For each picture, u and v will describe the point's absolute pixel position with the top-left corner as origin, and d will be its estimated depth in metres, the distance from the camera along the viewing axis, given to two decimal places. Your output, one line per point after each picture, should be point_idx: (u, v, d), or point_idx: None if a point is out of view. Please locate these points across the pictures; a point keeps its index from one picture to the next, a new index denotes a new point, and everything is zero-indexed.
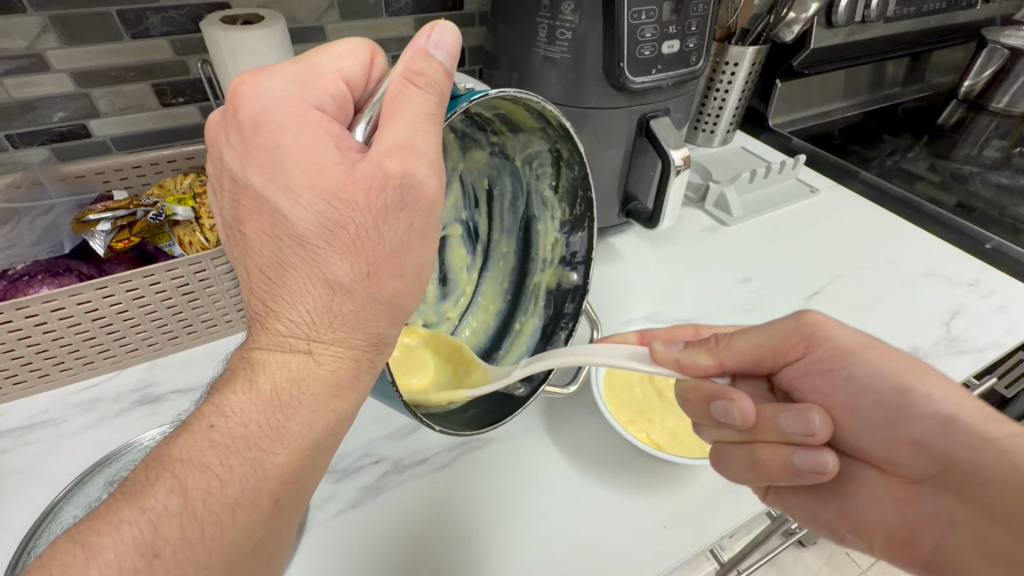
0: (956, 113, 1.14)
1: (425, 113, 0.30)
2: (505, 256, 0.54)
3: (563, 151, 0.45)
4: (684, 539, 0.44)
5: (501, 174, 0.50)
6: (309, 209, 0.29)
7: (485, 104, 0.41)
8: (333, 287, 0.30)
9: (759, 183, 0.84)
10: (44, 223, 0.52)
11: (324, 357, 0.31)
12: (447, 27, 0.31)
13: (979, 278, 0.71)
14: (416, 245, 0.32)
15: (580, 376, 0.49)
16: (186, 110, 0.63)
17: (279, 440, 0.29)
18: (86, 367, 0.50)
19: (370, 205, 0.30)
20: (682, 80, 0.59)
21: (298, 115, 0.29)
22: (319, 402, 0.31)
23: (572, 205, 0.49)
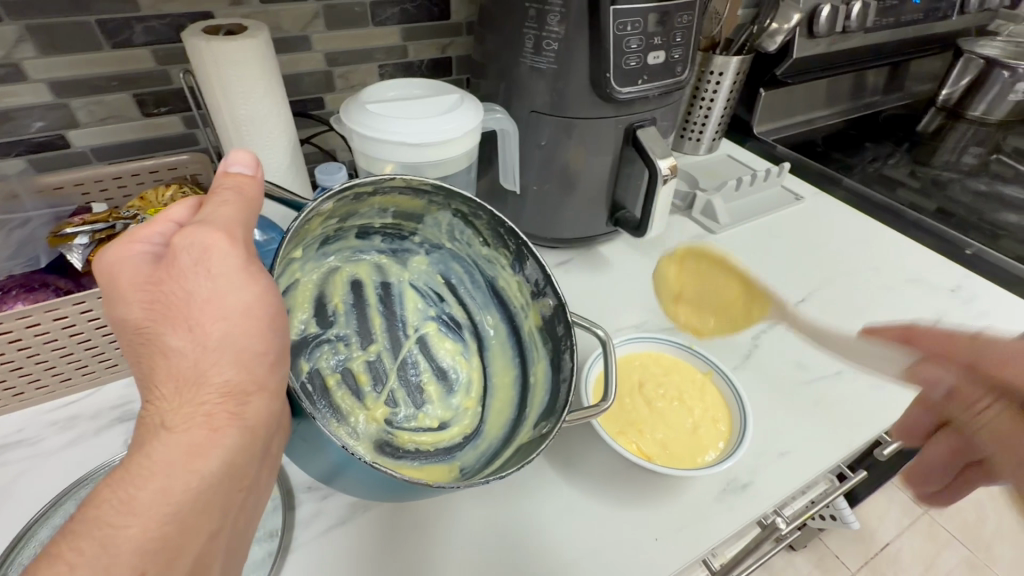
0: (935, 121, 1.17)
1: (229, 202, 0.35)
2: (495, 329, 0.55)
3: (460, 206, 0.48)
4: (675, 552, 0.43)
5: (449, 263, 0.55)
6: (135, 304, 0.31)
7: (374, 209, 0.48)
8: (169, 354, 0.31)
9: (745, 191, 0.85)
10: (20, 236, 0.52)
11: (175, 421, 0.29)
12: (241, 149, 0.38)
13: (960, 283, 0.72)
14: (231, 286, 0.32)
15: (612, 388, 0.43)
16: (169, 120, 0.62)
17: (131, 511, 0.26)
18: (63, 384, 0.49)
19: (176, 274, 0.32)
20: (669, 90, 0.60)
21: (128, 247, 0.33)
22: (171, 464, 0.28)
23: (506, 244, 0.50)
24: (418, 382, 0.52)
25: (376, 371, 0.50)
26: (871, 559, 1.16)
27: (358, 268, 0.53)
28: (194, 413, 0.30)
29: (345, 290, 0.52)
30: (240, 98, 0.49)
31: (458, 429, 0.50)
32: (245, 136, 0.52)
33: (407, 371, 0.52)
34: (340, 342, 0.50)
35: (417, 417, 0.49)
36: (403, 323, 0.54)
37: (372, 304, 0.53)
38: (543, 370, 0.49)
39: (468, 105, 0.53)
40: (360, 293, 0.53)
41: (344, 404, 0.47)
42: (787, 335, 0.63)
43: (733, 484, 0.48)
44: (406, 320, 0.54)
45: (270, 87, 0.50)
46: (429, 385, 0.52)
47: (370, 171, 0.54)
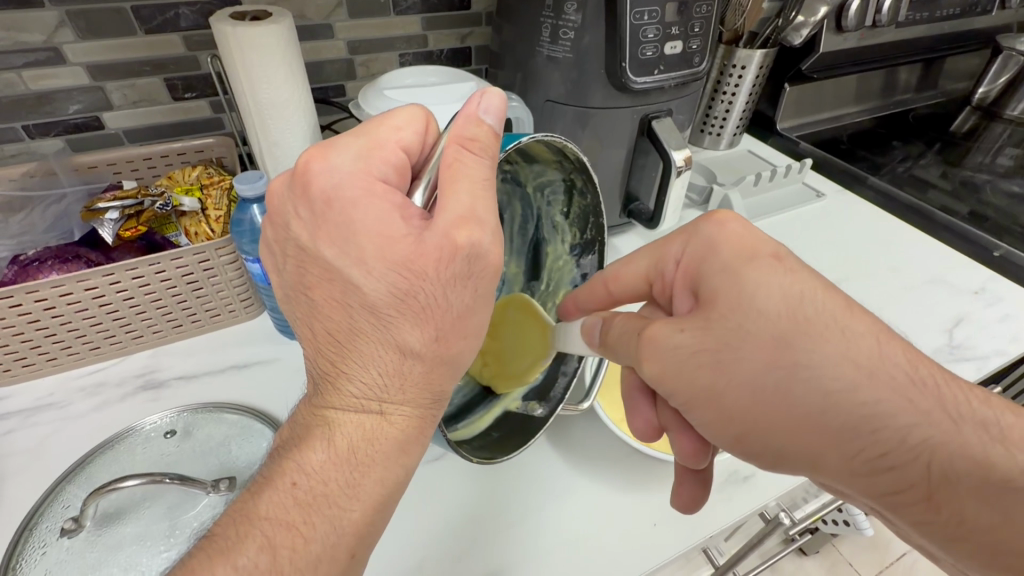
0: (969, 120, 1.13)
1: (483, 179, 0.30)
2: (512, 277, 0.52)
3: (578, 182, 0.45)
4: (675, 538, 0.44)
5: (511, 201, 0.48)
6: (385, 283, 0.30)
7: None
8: (403, 349, 0.31)
9: (764, 187, 0.84)
10: (56, 211, 0.53)
11: (395, 416, 0.32)
12: (495, 92, 0.31)
13: (985, 286, 0.70)
14: (481, 307, 0.33)
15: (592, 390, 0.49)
16: (196, 105, 0.64)
17: (355, 497, 0.31)
18: (93, 352, 0.51)
19: (441, 277, 0.30)
20: (685, 81, 0.59)
21: (364, 189, 0.29)
22: (392, 458, 0.32)
23: (583, 230, 0.49)
24: None
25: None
26: (886, 568, 1.14)
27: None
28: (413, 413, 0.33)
29: None
30: (263, 83, 0.51)
31: None
32: (267, 122, 0.53)
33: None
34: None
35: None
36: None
37: None
38: None
39: None
40: None
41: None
42: None
43: (734, 474, 0.48)
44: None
45: (291, 74, 0.52)
46: None
47: None
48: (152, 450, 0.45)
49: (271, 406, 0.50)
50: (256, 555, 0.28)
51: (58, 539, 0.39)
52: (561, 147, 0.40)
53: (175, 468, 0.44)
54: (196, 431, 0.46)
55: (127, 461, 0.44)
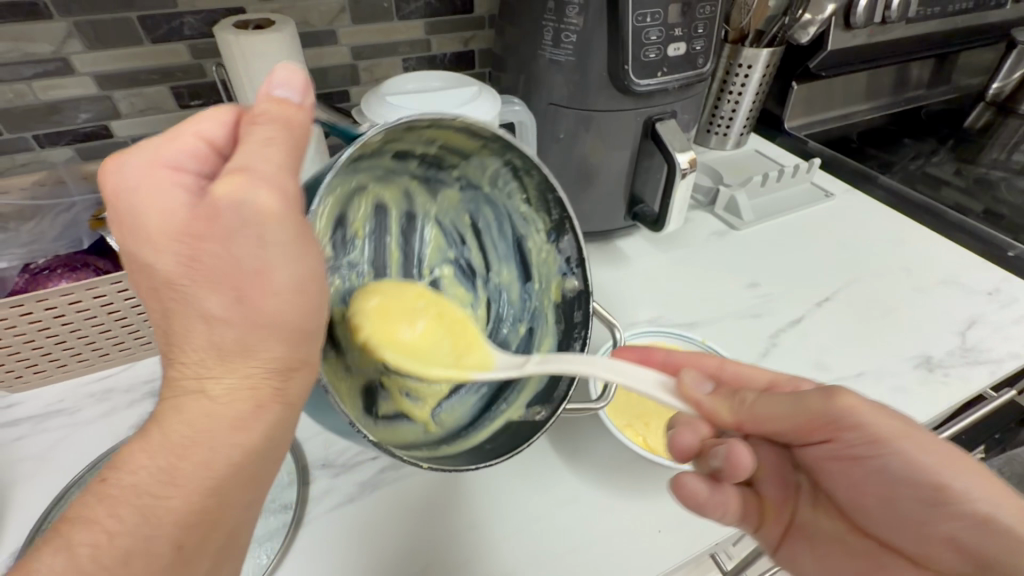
0: (983, 117, 1.11)
1: (256, 140, 0.31)
2: (508, 286, 0.53)
3: (515, 160, 0.45)
4: (679, 544, 0.43)
5: (479, 207, 0.50)
6: (173, 253, 0.30)
7: (421, 138, 0.42)
8: (207, 317, 0.30)
9: (772, 187, 0.83)
10: (65, 220, 0.54)
11: (216, 391, 0.30)
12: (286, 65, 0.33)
13: (1000, 286, 0.68)
14: (286, 262, 0.31)
15: (609, 388, 0.45)
16: (203, 112, 0.65)
17: (174, 483, 0.28)
18: (101, 358, 0.52)
19: (222, 232, 0.29)
20: (690, 82, 0.59)
21: (151, 177, 0.31)
22: (217, 435, 0.29)
23: (548, 212, 0.48)
24: None
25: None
26: None
27: (388, 189, 0.47)
28: (240, 385, 0.30)
29: (368, 213, 0.47)
30: None
31: None
32: None
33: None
34: (352, 267, 0.46)
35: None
36: (419, 262, 0.51)
37: (392, 237, 0.49)
38: (547, 346, 0.50)
39: (485, 97, 0.54)
40: (383, 220, 0.48)
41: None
42: (807, 333, 0.61)
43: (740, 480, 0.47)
44: (424, 260, 0.51)
45: None
46: None
47: None
48: None
49: None
50: (53, 555, 0.26)
51: None
52: (459, 125, 0.41)
53: None
54: None
55: None
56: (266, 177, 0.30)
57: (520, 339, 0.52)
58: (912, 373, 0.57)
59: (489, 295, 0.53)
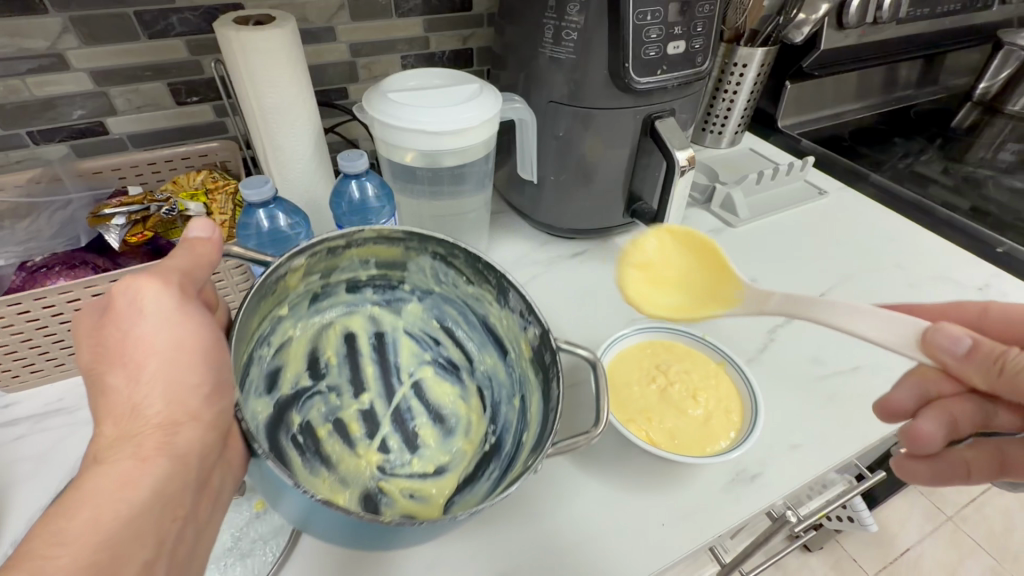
0: (970, 116, 1.14)
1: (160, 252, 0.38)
2: (494, 368, 0.52)
3: (437, 249, 0.48)
4: (683, 538, 0.44)
5: (443, 306, 0.54)
6: (88, 349, 0.34)
7: (355, 264, 0.49)
8: (108, 394, 0.32)
9: (767, 185, 0.84)
10: (62, 216, 0.53)
11: (111, 456, 0.30)
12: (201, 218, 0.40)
13: (989, 282, 0.70)
14: (169, 328, 0.34)
15: (603, 411, 0.38)
16: (200, 109, 0.65)
17: (60, 541, 0.27)
18: None
19: (118, 318, 0.34)
20: (688, 81, 0.59)
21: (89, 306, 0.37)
22: (101, 490, 0.29)
23: (486, 278, 0.47)
24: (412, 428, 0.50)
25: (372, 420, 0.50)
26: (889, 564, 1.14)
27: (353, 320, 0.54)
28: (126, 445, 0.31)
29: (339, 343, 0.53)
30: (267, 88, 0.51)
31: (452, 475, 0.46)
32: (272, 126, 0.53)
33: (402, 418, 0.50)
34: (330, 393, 0.50)
35: (411, 463, 0.47)
36: (397, 370, 0.54)
37: (365, 354, 0.54)
38: (535, 402, 0.44)
39: (486, 94, 0.54)
40: (353, 345, 0.53)
41: (333, 455, 0.46)
42: (805, 329, 0.62)
43: (741, 474, 0.48)
44: (401, 367, 0.54)
45: (294, 76, 0.52)
46: (424, 429, 0.50)
47: (391, 158, 0.56)
48: None
49: None
50: None
51: None
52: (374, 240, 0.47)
53: None
54: None
55: None
56: (160, 269, 0.36)
57: (515, 411, 0.48)
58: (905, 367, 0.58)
59: (475, 383, 0.53)
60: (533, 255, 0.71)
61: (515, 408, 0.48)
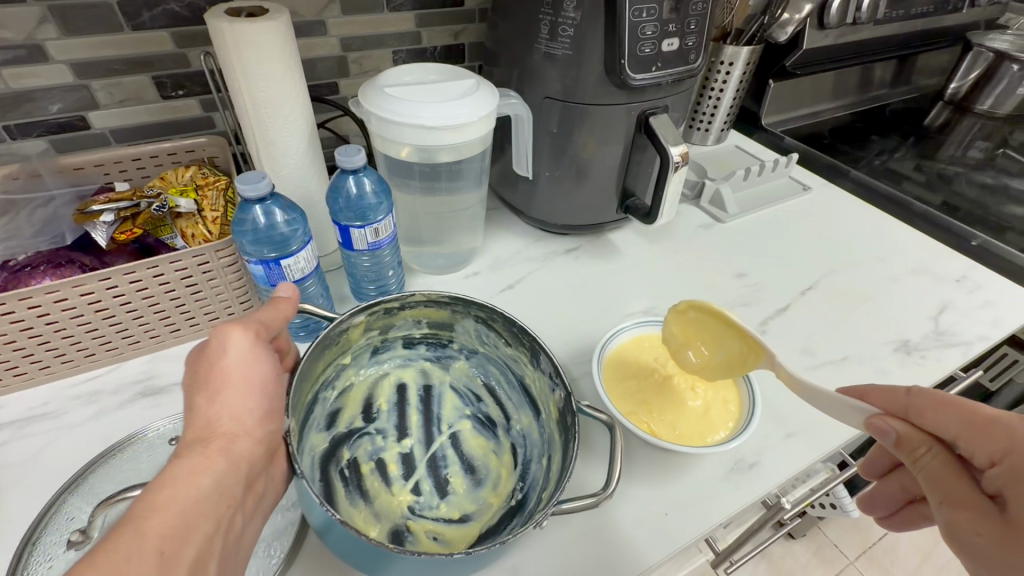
0: (942, 115, 1.18)
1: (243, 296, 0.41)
2: (531, 430, 0.50)
3: (479, 313, 0.49)
4: (687, 526, 0.44)
5: (489, 364, 0.54)
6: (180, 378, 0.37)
7: (407, 321, 0.51)
8: (189, 415, 0.35)
9: (753, 181, 0.85)
10: (43, 214, 0.51)
11: (186, 456, 0.33)
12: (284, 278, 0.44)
13: (966, 274, 0.73)
14: (247, 362, 0.37)
15: (613, 476, 0.38)
16: (185, 103, 0.63)
17: (142, 521, 0.28)
18: (87, 359, 0.50)
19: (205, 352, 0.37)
20: (681, 77, 0.60)
21: None
22: (177, 486, 0.31)
23: (522, 344, 0.47)
24: (444, 474, 0.47)
25: (409, 462, 0.48)
26: (868, 549, 1.18)
27: (405, 371, 0.55)
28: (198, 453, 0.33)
29: (391, 392, 0.53)
30: (261, 83, 0.50)
31: (477, 527, 0.43)
32: (265, 121, 0.52)
33: (435, 463, 0.48)
34: (378, 434, 0.50)
35: (439, 508, 0.44)
36: (437, 420, 0.51)
37: (413, 402, 0.53)
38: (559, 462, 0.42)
39: (483, 90, 0.54)
40: (403, 394, 0.53)
41: (371, 491, 0.45)
42: (794, 321, 0.64)
43: (740, 462, 0.49)
44: (443, 418, 0.52)
45: (288, 70, 0.51)
46: (455, 478, 0.47)
47: (387, 153, 0.56)
48: (155, 457, 0.44)
49: None
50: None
51: (66, 552, 0.38)
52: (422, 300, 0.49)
53: None
54: None
55: (127, 471, 0.43)
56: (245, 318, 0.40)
57: (545, 468, 0.45)
58: (890, 357, 0.60)
59: (511, 440, 0.50)
60: (527, 252, 0.71)
61: (544, 466, 0.46)
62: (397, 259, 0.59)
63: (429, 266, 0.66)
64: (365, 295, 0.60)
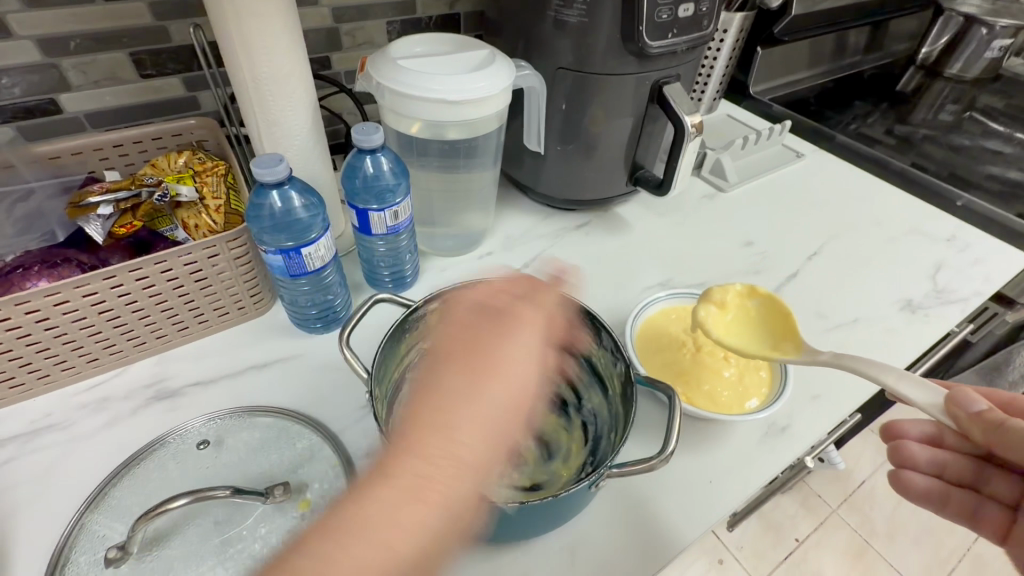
0: (915, 79, 1.21)
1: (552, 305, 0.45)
2: (603, 410, 0.47)
3: (544, 294, 0.47)
4: (731, 491, 0.45)
5: (561, 348, 0.51)
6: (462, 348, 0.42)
7: (480, 304, 0.50)
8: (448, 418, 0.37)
9: (751, 149, 0.86)
10: (25, 210, 0.46)
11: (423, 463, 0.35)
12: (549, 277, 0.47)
13: (956, 234, 0.76)
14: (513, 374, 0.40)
15: (668, 440, 0.38)
16: (168, 82, 0.58)
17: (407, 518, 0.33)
18: (90, 365, 0.46)
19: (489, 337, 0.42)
20: (695, 44, 0.59)
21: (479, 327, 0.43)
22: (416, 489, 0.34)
23: (582, 320, 0.47)
24: (517, 447, 0.45)
25: None
26: (850, 497, 1.25)
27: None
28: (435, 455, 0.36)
29: None
30: (263, 55, 0.46)
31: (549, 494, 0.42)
32: (267, 98, 0.49)
33: None
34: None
35: (513, 476, 0.43)
36: None
37: None
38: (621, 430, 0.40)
39: (500, 60, 0.51)
40: None
41: None
42: (804, 286, 0.65)
43: (773, 427, 0.50)
44: None
45: (292, 44, 0.48)
46: (526, 450, 0.45)
47: (398, 131, 0.53)
48: (182, 464, 0.41)
49: (305, 405, 0.47)
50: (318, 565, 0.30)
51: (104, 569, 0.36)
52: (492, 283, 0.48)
53: (215, 481, 0.40)
54: (229, 438, 0.43)
55: (155, 480, 0.40)
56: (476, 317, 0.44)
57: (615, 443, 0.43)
58: (895, 313, 0.63)
59: (582, 418, 0.48)
60: (537, 229, 0.70)
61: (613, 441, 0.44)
62: (414, 242, 0.56)
63: (441, 248, 0.64)
64: (380, 282, 0.58)
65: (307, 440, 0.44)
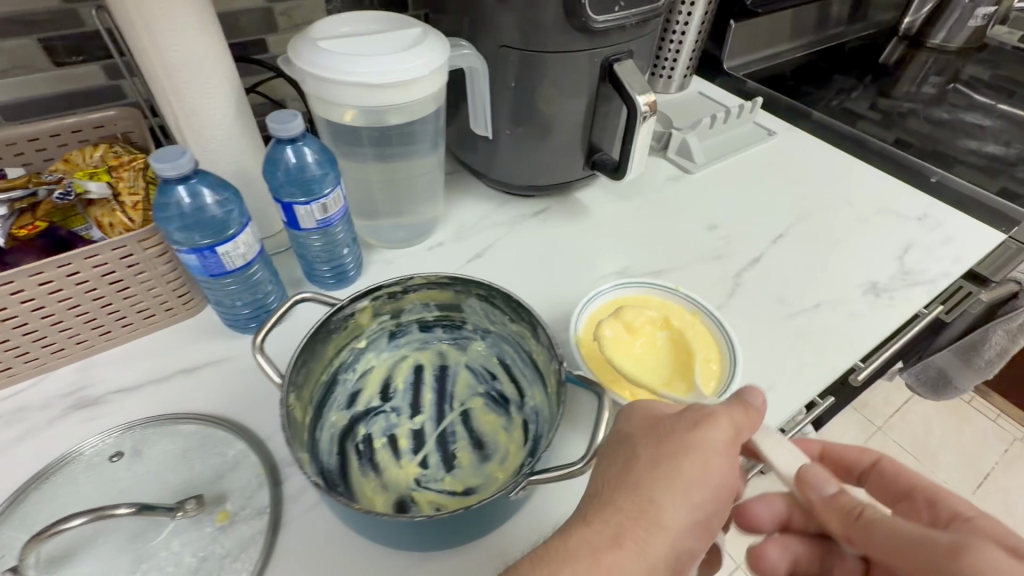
0: (898, 51, 1.17)
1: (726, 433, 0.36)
2: (544, 408, 0.45)
3: (480, 289, 0.45)
4: None
5: (504, 343, 0.49)
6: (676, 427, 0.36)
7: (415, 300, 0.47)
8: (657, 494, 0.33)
9: (719, 128, 0.83)
10: None
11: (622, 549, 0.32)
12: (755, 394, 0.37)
13: (928, 212, 0.73)
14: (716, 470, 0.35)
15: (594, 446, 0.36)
16: (87, 70, 0.54)
17: None
18: (4, 374, 0.44)
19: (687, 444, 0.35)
20: (646, 18, 0.55)
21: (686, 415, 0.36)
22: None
23: (520, 315, 0.44)
24: (452, 450, 0.43)
25: (420, 437, 0.44)
26: None
27: (423, 354, 0.50)
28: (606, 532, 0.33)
29: (407, 372, 0.49)
30: (170, 39, 0.43)
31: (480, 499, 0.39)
32: (181, 85, 0.45)
33: (444, 438, 0.44)
34: (393, 411, 0.46)
35: (446, 482, 0.41)
36: (450, 398, 0.47)
37: (428, 382, 0.48)
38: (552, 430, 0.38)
39: (432, 38, 0.48)
40: (419, 376, 0.48)
41: (382, 465, 0.42)
42: (767, 270, 0.63)
43: None
44: (456, 395, 0.47)
45: (202, 26, 0.44)
46: (463, 452, 0.43)
47: (328, 119, 0.50)
48: (97, 477, 0.39)
49: (233, 410, 0.45)
50: None
51: None
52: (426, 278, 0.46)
53: (131, 494, 0.39)
54: (149, 448, 0.41)
55: (67, 495, 0.39)
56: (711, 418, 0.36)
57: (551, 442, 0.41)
58: (859, 297, 0.61)
59: (524, 417, 0.45)
60: (493, 217, 0.67)
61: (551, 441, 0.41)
62: (351, 235, 0.54)
63: (389, 239, 0.62)
64: (320, 277, 0.55)
65: (231, 447, 0.42)
